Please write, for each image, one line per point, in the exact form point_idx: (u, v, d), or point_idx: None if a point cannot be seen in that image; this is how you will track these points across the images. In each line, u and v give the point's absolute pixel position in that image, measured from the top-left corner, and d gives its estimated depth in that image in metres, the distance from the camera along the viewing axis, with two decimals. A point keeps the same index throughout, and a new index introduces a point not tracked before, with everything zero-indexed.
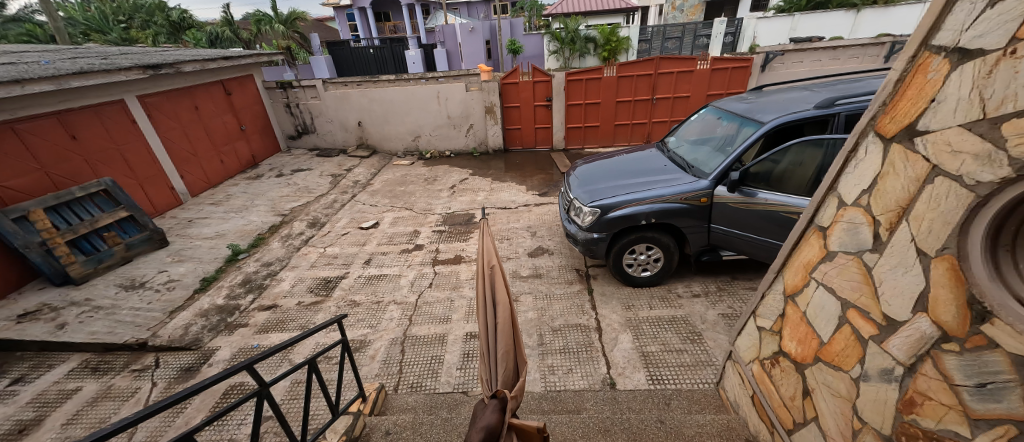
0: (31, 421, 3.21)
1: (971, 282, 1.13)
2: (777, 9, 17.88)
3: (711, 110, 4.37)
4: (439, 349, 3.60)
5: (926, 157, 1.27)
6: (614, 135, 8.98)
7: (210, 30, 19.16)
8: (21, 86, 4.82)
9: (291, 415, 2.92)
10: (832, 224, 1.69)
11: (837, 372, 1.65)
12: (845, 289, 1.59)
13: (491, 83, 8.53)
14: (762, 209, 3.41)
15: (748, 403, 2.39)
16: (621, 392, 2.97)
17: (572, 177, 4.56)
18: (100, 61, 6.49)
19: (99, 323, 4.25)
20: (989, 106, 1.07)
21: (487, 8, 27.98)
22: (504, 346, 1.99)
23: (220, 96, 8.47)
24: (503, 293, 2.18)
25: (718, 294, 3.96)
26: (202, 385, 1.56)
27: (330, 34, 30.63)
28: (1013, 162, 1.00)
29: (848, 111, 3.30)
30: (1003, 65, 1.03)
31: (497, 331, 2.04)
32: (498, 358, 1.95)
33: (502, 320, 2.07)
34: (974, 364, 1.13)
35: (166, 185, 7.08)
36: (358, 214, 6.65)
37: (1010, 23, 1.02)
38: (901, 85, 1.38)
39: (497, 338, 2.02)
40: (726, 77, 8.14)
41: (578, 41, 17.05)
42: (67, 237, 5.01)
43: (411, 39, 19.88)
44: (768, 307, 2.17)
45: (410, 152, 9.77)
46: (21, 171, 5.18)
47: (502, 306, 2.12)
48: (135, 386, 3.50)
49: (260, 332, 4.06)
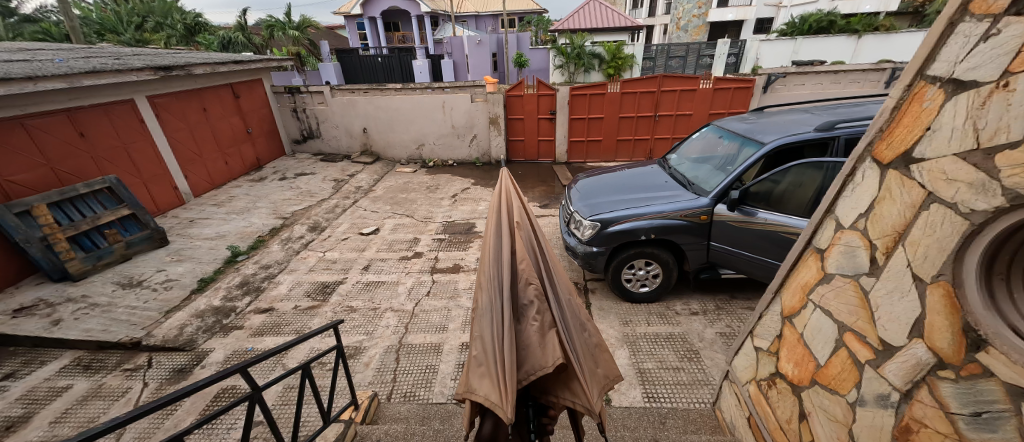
0: (18, 418, 3.18)
1: (965, 311, 1.14)
2: (780, 32, 18.11)
3: (712, 129, 4.42)
4: (434, 358, 3.57)
5: (921, 183, 1.29)
6: (616, 150, 9.05)
7: (222, 35, 19.46)
8: (34, 83, 4.87)
9: (281, 421, 2.90)
10: (830, 247, 1.70)
11: (833, 396, 1.64)
12: (842, 312, 1.60)
13: (496, 95, 8.65)
14: (761, 229, 3.42)
15: (744, 424, 2.36)
16: (616, 410, 2.92)
17: (573, 190, 4.58)
18: (113, 61, 6.61)
19: (93, 320, 4.23)
20: (983, 136, 1.09)
21: (495, 22, 28.70)
22: (521, 261, 1.70)
23: (229, 99, 8.61)
24: (510, 221, 1.93)
25: (715, 313, 3.94)
26: (195, 387, 1.56)
27: (338, 41, 31.20)
28: (1007, 192, 1.02)
29: (847, 135, 3.34)
30: (996, 98, 1.06)
31: (507, 250, 1.77)
32: (514, 277, 1.69)
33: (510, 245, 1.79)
34: (968, 394, 1.14)
35: (169, 184, 7.13)
36: (358, 220, 6.67)
37: (1002, 57, 1.06)
38: (897, 112, 1.42)
39: (510, 258, 1.74)
40: (728, 96, 8.21)
41: (583, 56, 17.31)
42: (69, 233, 5.01)
43: (420, 52, 20.33)
44: (764, 327, 2.16)
45: (413, 160, 9.87)
46: (28, 166, 5.23)
47: (517, 232, 1.84)
48: (126, 386, 3.46)
49: (255, 335, 4.03)
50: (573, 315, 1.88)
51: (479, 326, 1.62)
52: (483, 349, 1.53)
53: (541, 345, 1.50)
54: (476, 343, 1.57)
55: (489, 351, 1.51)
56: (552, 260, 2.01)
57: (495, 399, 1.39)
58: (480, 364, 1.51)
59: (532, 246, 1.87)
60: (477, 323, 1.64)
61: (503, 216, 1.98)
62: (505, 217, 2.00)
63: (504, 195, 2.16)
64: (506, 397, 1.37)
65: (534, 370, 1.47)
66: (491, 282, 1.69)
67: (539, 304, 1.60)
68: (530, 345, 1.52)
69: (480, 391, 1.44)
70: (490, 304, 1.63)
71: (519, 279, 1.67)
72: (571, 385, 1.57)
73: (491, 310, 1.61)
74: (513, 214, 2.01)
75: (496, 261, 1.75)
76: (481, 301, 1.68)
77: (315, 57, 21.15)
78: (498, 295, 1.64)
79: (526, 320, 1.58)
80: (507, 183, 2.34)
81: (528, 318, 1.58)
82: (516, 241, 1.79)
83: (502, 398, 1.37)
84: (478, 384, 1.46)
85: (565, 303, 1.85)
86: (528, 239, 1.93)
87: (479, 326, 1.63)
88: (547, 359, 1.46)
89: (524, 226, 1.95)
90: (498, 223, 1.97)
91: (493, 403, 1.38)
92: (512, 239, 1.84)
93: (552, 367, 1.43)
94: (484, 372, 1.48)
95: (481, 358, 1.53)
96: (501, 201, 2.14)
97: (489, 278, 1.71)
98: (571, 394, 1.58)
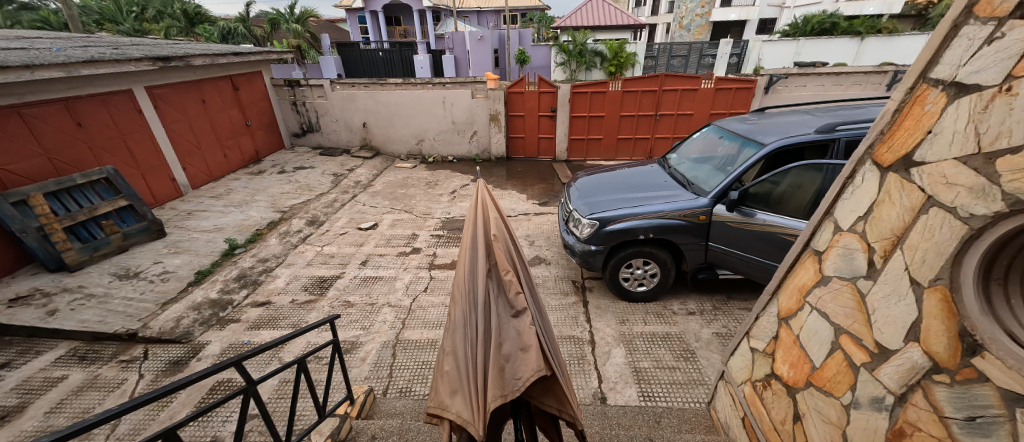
0: (13, 408, 3.17)
1: (962, 315, 1.13)
2: (783, 33, 18.08)
3: (713, 128, 4.40)
4: (431, 354, 3.57)
5: (921, 187, 1.28)
6: (616, 148, 9.03)
7: (222, 26, 19.32)
8: (32, 72, 4.83)
9: (277, 415, 2.90)
10: (828, 249, 1.70)
11: (828, 398, 1.64)
12: (838, 315, 1.60)
13: (497, 91, 8.61)
14: (760, 230, 3.41)
15: (738, 424, 2.36)
16: (611, 408, 2.93)
17: (572, 188, 4.56)
18: (112, 51, 6.56)
19: (89, 311, 4.22)
20: (984, 141, 1.09)
21: (497, 18, 28.57)
22: (505, 271, 1.63)
23: (228, 90, 8.55)
24: (491, 227, 1.81)
25: (712, 313, 3.95)
26: (191, 380, 1.55)
27: (339, 34, 31.03)
28: (1007, 197, 1.01)
29: (847, 138, 3.34)
30: (999, 102, 1.05)
31: (486, 262, 1.67)
32: (497, 290, 1.65)
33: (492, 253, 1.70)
34: (963, 398, 1.14)
35: (167, 176, 7.11)
36: (357, 215, 6.65)
37: (1006, 61, 1.05)
38: (899, 115, 1.41)
39: (490, 269, 1.68)
40: (729, 97, 8.19)
41: (585, 54, 17.24)
42: (65, 224, 4.99)
43: (421, 47, 20.23)
44: (761, 329, 2.16)
45: (413, 156, 9.83)
46: (25, 155, 5.19)
47: (496, 244, 1.71)
48: (122, 377, 3.45)
49: (251, 328, 4.03)
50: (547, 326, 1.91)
51: (451, 340, 1.60)
52: (454, 366, 1.54)
53: (531, 355, 1.46)
54: (449, 358, 1.57)
55: (463, 369, 1.52)
56: (526, 270, 1.96)
57: (467, 416, 1.43)
58: (452, 382, 1.52)
59: (511, 256, 1.80)
60: (449, 336, 1.62)
61: (480, 224, 1.82)
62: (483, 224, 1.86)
63: (478, 204, 1.99)
64: (479, 413, 1.42)
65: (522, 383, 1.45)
66: (466, 294, 1.62)
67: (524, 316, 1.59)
68: (516, 357, 1.49)
69: (453, 408, 1.47)
70: (466, 320, 1.57)
71: (504, 290, 1.62)
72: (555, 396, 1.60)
73: (465, 326, 1.57)
74: (489, 224, 1.85)
75: (473, 269, 1.67)
76: (454, 315, 1.62)
77: (315, 50, 21.04)
78: (472, 309, 1.59)
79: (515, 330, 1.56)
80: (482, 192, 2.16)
81: (512, 332, 1.56)
82: (498, 252, 1.68)
83: (475, 414, 1.41)
84: (451, 401, 1.49)
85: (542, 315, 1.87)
86: (507, 249, 1.81)
87: (451, 339, 1.61)
88: (535, 366, 1.45)
89: (503, 236, 1.82)
90: (475, 232, 1.81)
91: (465, 420, 1.43)
92: (491, 249, 1.71)
93: (536, 378, 1.44)
94: (457, 388, 1.51)
95: (453, 374, 1.54)
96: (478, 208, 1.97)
97: (465, 290, 1.63)
98: (555, 403, 1.61)
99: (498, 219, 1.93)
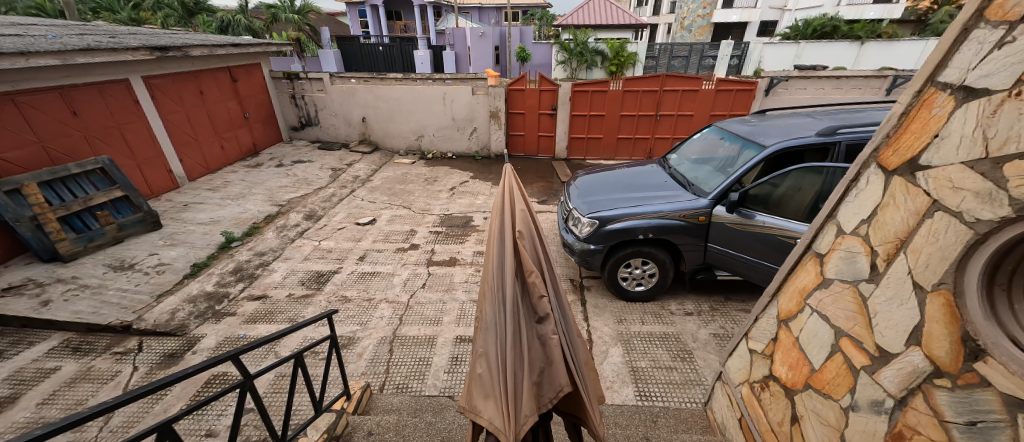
0: (5, 399, 3.14)
1: (965, 320, 1.13)
2: (784, 35, 18.11)
3: (714, 129, 4.40)
4: (428, 351, 3.56)
5: (926, 191, 1.28)
6: (616, 148, 9.02)
7: (221, 17, 19.14)
8: (27, 59, 4.76)
9: (273, 409, 2.89)
10: (830, 251, 1.70)
11: (827, 400, 1.64)
12: (839, 317, 1.60)
13: (497, 88, 8.58)
14: (758, 231, 3.42)
15: (735, 425, 2.36)
16: (608, 407, 2.93)
17: (572, 186, 4.55)
18: (109, 39, 6.47)
19: (83, 302, 4.17)
20: (992, 145, 1.08)
21: (498, 15, 28.45)
22: (531, 273, 1.58)
23: (226, 82, 8.47)
24: (520, 226, 1.71)
25: (710, 313, 3.96)
26: (184, 374, 1.52)
27: (339, 28, 30.87)
28: (1013, 202, 1.01)
29: (848, 141, 3.34)
30: (1008, 106, 1.05)
31: (514, 264, 1.59)
32: (522, 292, 1.61)
33: (519, 252, 1.61)
34: (964, 402, 1.14)
35: (164, 167, 7.04)
36: (355, 210, 6.61)
37: (1016, 65, 1.04)
38: (905, 118, 1.40)
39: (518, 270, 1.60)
40: (730, 98, 8.18)
41: (586, 53, 17.21)
42: (59, 214, 4.93)
43: (422, 42, 20.13)
44: (760, 330, 2.16)
45: (412, 151, 9.78)
46: (19, 143, 5.12)
47: (521, 244, 1.63)
48: (116, 369, 3.43)
49: (248, 322, 4.00)
50: (571, 324, 1.88)
51: (483, 341, 1.53)
52: (488, 368, 1.46)
53: (558, 368, 1.54)
54: (481, 360, 1.49)
55: (496, 372, 1.45)
56: (551, 267, 1.89)
57: (500, 424, 1.37)
58: (484, 385, 1.46)
59: (538, 257, 1.72)
60: (480, 336, 1.54)
61: (505, 221, 1.72)
62: (509, 219, 1.76)
63: (505, 194, 1.89)
64: (513, 422, 1.37)
65: (553, 392, 1.55)
66: (495, 293, 1.53)
67: (552, 321, 1.58)
68: (546, 366, 1.56)
69: (486, 413, 1.42)
70: (496, 322, 1.49)
71: (531, 293, 1.58)
72: (579, 403, 1.68)
73: (497, 327, 1.49)
74: (513, 220, 1.74)
75: (500, 267, 1.58)
76: (483, 313, 1.54)
77: (315, 43, 20.90)
78: (501, 309, 1.50)
79: (541, 339, 1.58)
80: (508, 181, 2.03)
81: (539, 340, 1.57)
82: (525, 255, 1.60)
83: (509, 424, 1.36)
84: (483, 405, 1.44)
85: (567, 320, 1.82)
86: (533, 247, 1.72)
87: (482, 339, 1.52)
88: (560, 382, 1.55)
89: (528, 235, 1.73)
90: (501, 230, 1.70)
91: (497, 427, 1.38)
92: (518, 251, 1.63)
93: (564, 390, 1.54)
94: (489, 392, 1.44)
95: (485, 377, 1.47)
96: (504, 200, 1.88)
97: (494, 287, 1.54)
98: (578, 410, 1.71)
99: (526, 215, 1.83)
